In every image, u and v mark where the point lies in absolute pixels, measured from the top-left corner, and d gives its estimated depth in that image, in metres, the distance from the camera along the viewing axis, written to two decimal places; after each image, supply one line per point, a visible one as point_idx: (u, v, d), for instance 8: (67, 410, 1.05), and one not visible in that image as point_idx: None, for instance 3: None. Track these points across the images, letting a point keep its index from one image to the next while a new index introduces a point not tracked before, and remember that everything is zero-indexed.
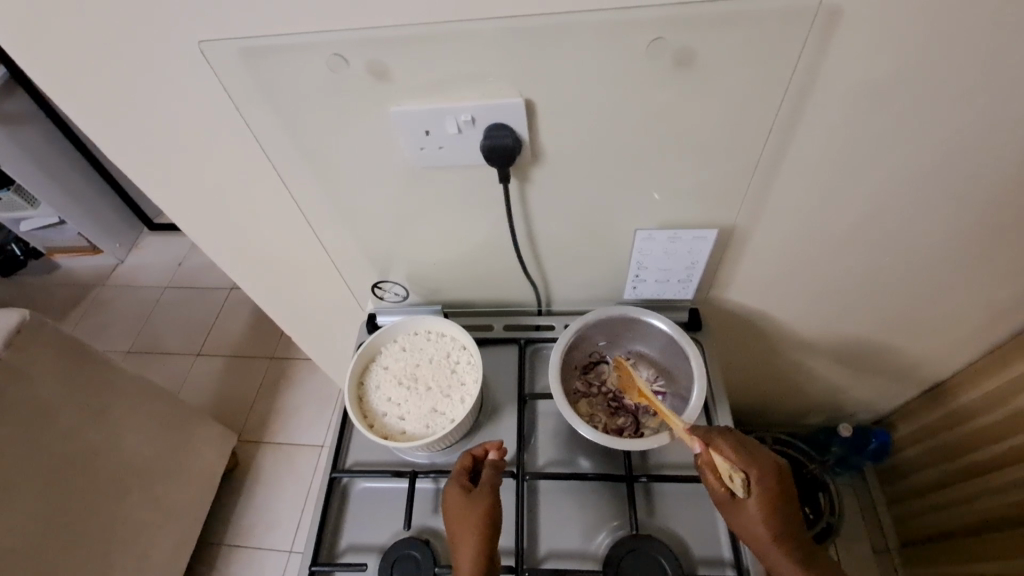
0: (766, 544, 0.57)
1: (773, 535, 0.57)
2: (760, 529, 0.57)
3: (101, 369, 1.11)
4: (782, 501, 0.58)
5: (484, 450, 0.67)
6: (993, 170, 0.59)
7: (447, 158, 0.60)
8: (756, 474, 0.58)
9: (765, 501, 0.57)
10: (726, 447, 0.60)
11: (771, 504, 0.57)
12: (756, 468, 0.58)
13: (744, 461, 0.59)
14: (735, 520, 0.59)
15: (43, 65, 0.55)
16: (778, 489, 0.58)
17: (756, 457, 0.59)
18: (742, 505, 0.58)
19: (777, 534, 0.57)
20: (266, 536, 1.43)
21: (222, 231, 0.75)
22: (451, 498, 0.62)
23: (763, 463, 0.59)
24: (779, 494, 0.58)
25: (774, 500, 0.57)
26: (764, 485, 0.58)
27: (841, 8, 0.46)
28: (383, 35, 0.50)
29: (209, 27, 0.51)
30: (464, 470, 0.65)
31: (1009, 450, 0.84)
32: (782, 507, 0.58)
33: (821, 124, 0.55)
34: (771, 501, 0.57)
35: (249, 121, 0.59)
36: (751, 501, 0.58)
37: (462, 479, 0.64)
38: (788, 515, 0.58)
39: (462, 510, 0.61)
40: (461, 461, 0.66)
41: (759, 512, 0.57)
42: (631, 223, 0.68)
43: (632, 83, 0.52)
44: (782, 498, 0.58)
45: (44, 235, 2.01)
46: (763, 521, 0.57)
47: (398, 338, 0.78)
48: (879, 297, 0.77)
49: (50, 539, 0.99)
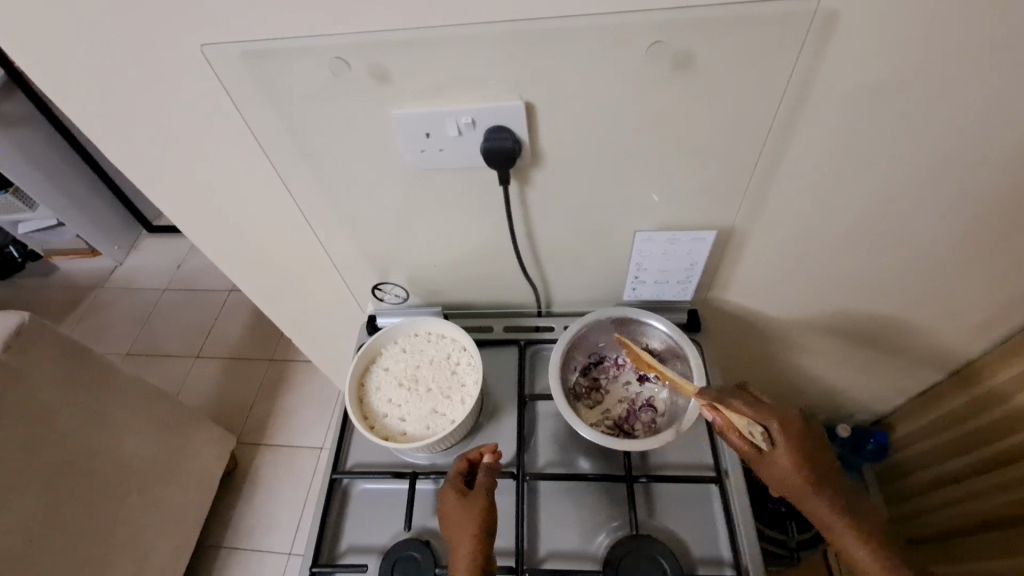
0: (802, 488, 0.57)
1: (807, 477, 0.57)
2: (793, 475, 0.57)
3: (101, 370, 1.11)
4: (808, 445, 0.58)
5: (478, 454, 0.66)
6: (988, 173, 0.59)
7: (447, 160, 0.60)
8: (775, 425, 0.58)
9: (793, 449, 0.57)
10: (739, 405, 0.60)
11: (797, 450, 0.57)
12: (775, 418, 0.58)
13: (761, 414, 0.59)
14: (767, 472, 0.59)
15: (46, 69, 0.56)
16: (801, 434, 0.58)
17: (773, 408, 0.59)
18: (771, 457, 0.58)
19: (810, 477, 0.57)
20: (265, 537, 1.43)
21: (223, 234, 0.75)
22: (446, 502, 0.63)
23: (780, 412, 0.59)
24: (805, 439, 0.58)
25: (799, 445, 0.57)
26: (786, 434, 0.58)
27: (838, 12, 0.47)
28: (382, 38, 0.51)
29: (210, 28, 0.51)
30: (459, 474, 0.65)
31: (1004, 451, 0.85)
32: (810, 450, 0.57)
33: (819, 126, 0.56)
34: (798, 447, 0.57)
35: (248, 121, 0.59)
36: (777, 451, 0.58)
37: (456, 483, 0.64)
38: (818, 456, 0.58)
39: (456, 516, 0.61)
40: (456, 464, 0.66)
41: (789, 459, 0.57)
42: (630, 225, 0.68)
43: (631, 86, 0.53)
44: (807, 441, 0.58)
45: (43, 238, 2.01)
46: (793, 466, 0.57)
47: (398, 339, 0.78)
48: (878, 297, 0.77)
49: (49, 540, 0.99)
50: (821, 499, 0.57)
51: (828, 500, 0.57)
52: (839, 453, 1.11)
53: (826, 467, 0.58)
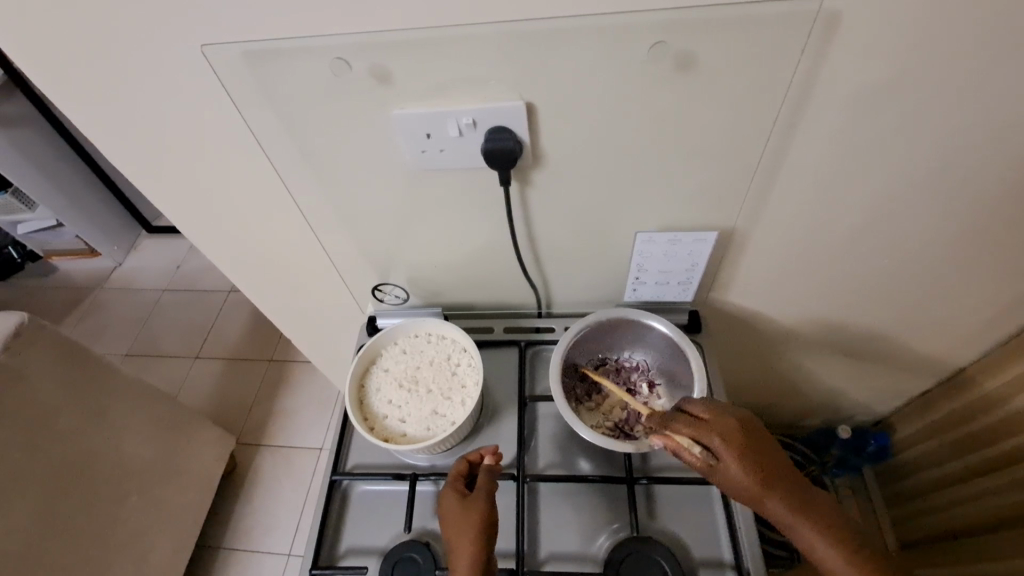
0: (760, 498, 0.55)
1: (761, 486, 0.55)
2: (747, 485, 0.55)
3: (100, 370, 1.10)
4: (755, 451, 0.56)
5: (479, 455, 0.67)
6: (990, 174, 0.59)
7: (448, 161, 0.60)
8: (716, 438, 0.57)
9: (738, 458, 0.56)
10: (680, 426, 0.59)
11: (744, 458, 0.55)
12: (715, 431, 0.57)
13: (701, 430, 0.58)
14: (724, 487, 0.57)
15: (46, 69, 0.55)
16: (745, 441, 0.57)
17: (713, 422, 0.59)
18: (722, 472, 0.56)
19: (764, 482, 0.55)
20: (265, 538, 1.43)
21: (223, 234, 0.75)
22: (446, 503, 0.62)
23: (719, 425, 0.58)
24: (750, 448, 0.56)
25: (744, 453, 0.56)
26: (729, 444, 0.56)
27: (840, 12, 0.47)
28: (383, 38, 0.50)
29: (211, 28, 0.51)
30: (459, 476, 0.65)
31: (1005, 452, 0.84)
32: (758, 455, 0.56)
33: (821, 127, 0.55)
34: (743, 455, 0.56)
35: (248, 121, 0.59)
36: (726, 464, 0.56)
37: (456, 484, 0.64)
38: (768, 460, 0.56)
39: (457, 516, 0.61)
40: (456, 466, 0.66)
41: (739, 470, 0.55)
42: (631, 226, 0.68)
43: (632, 86, 0.53)
44: (753, 448, 0.56)
45: (43, 238, 2.01)
46: (745, 476, 0.55)
47: (398, 340, 0.78)
48: (878, 299, 0.77)
49: (49, 541, 0.99)
50: (783, 505, 0.54)
51: (788, 505, 0.54)
52: (840, 454, 1.11)
53: (779, 470, 0.56)
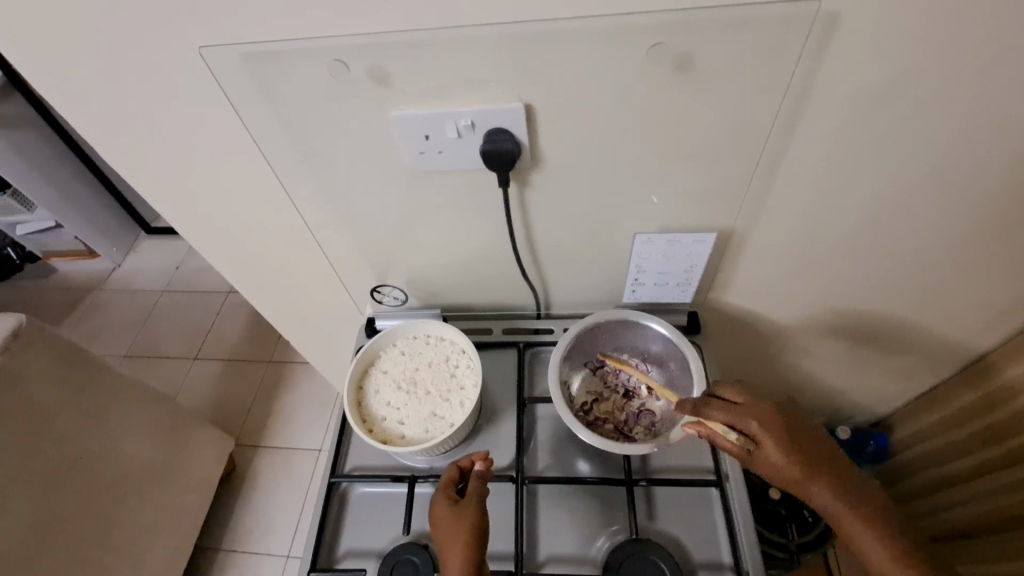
0: (799, 479, 0.56)
1: (800, 466, 0.55)
2: (782, 466, 0.56)
3: (98, 372, 1.10)
4: (793, 433, 0.57)
5: (470, 461, 0.67)
6: (990, 173, 0.59)
7: (447, 163, 0.60)
8: (751, 421, 0.58)
9: (775, 438, 0.57)
10: (713, 410, 0.60)
11: (778, 439, 0.57)
12: (749, 415, 0.59)
13: (736, 414, 0.59)
14: (762, 469, 0.58)
15: (44, 71, 0.55)
16: (780, 425, 0.58)
17: (748, 406, 0.60)
18: (759, 453, 0.58)
19: (800, 464, 0.55)
20: (264, 540, 1.43)
21: (221, 236, 0.75)
22: (438, 510, 0.62)
23: (755, 408, 0.59)
24: (787, 429, 0.57)
25: (778, 434, 0.57)
26: (764, 427, 0.58)
27: (840, 13, 0.47)
28: (382, 40, 0.50)
29: (209, 30, 0.51)
30: (451, 482, 0.65)
31: (1005, 452, 0.84)
32: (794, 437, 0.57)
33: (821, 128, 0.55)
34: (778, 436, 0.57)
35: (247, 123, 0.58)
36: (760, 446, 0.57)
37: (448, 490, 0.64)
38: (806, 443, 0.57)
39: (448, 521, 0.60)
40: (448, 472, 0.66)
41: (776, 450, 0.56)
42: (630, 228, 0.68)
43: (632, 88, 0.53)
44: (790, 429, 0.57)
45: (41, 239, 2.01)
46: (782, 456, 0.56)
47: (397, 342, 0.78)
48: (877, 300, 0.77)
49: (47, 543, 0.99)
50: (820, 486, 0.55)
51: (826, 487, 0.55)
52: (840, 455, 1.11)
53: (818, 452, 0.56)
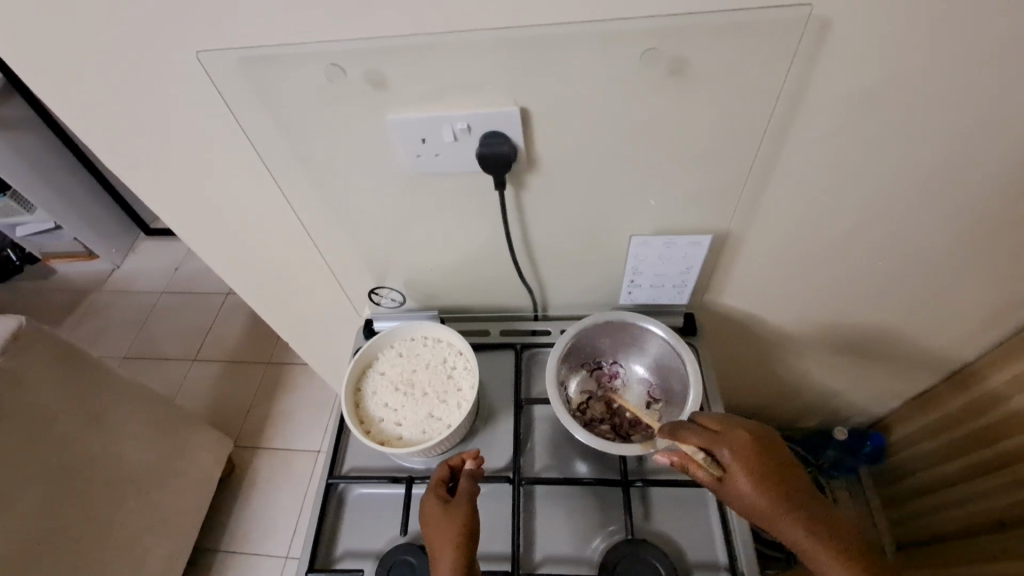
0: (770, 511, 0.55)
1: (772, 499, 0.56)
2: (753, 500, 0.56)
3: (97, 373, 1.10)
4: (764, 465, 0.57)
5: (461, 460, 0.67)
6: (982, 176, 0.59)
7: (444, 166, 0.60)
8: (725, 450, 0.58)
9: (748, 469, 0.57)
10: (688, 437, 0.60)
11: (750, 472, 0.57)
12: (723, 444, 0.59)
13: (711, 442, 0.59)
14: (732, 498, 0.58)
15: (42, 74, 0.56)
16: (754, 455, 0.58)
17: (722, 435, 0.60)
18: (731, 483, 0.57)
19: (771, 499, 0.56)
20: (263, 541, 1.43)
21: (219, 238, 0.75)
22: (427, 509, 0.62)
23: (729, 437, 0.59)
24: (759, 461, 0.57)
25: (750, 467, 0.57)
26: (737, 457, 0.58)
27: (831, 17, 0.47)
28: (378, 45, 0.51)
29: (207, 35, 0.51)
30: (440, 481, 0.65)
31: (1001, 452, 0.84)
32: (765, 470, 0.57)
33: (814, 131, 0.56)
34: (751, 468, 0.57)
35: (244, 127, 0.59)
36: (732, 477, 0.57)
37: (438, 490, 0.64)
38: (777, 476, 0.57)
39: (438, 521, 0.60)
40: (438, 472, 0.66)
41: (748, 482, 0.56)
42: (626, 230, 0.68)
43: (627, 91, 0.53)
44: (761, 460, 0.57)
45: (40, 241, 2.01)
46: (755, 488, 0.56)
47: (394, 343, 0.78)
48: (871, 301, 0.78)
49: (47, 544, 0.99)
50: (791, 521, 0.55)
51: (796, 522, 0.55)
52: (837, 456, 1.11)
53: (789, 485, 0.57)
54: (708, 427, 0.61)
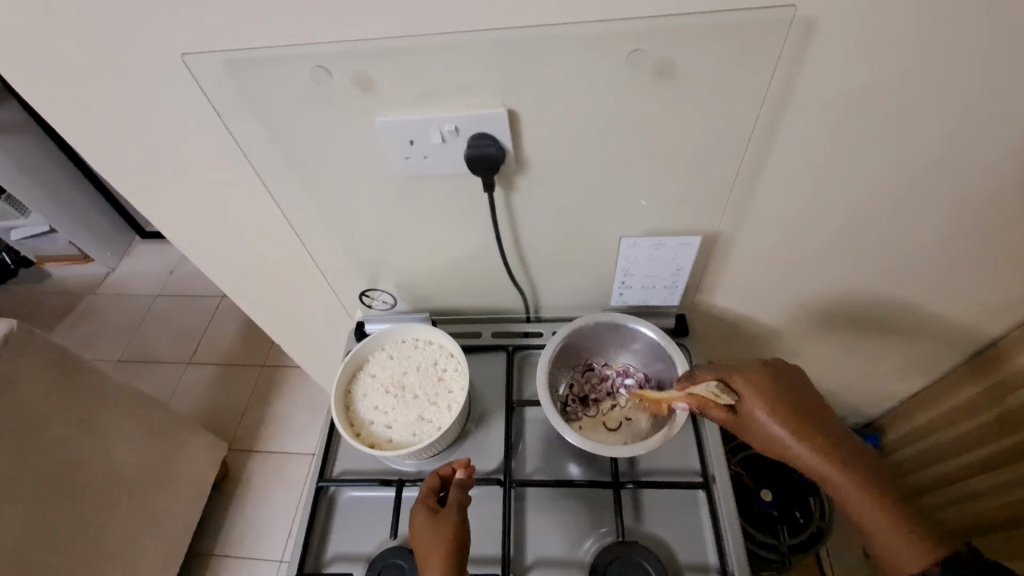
0: (784, 441, 0.58)
1: (786, 426, 0.58)
2: (767, 425, 0.59)
3: (90, 378, 1.10)
4: (782, 395, 0.59)
5: (451, 470, 0.67)
6: (972, 175, 0.59)
7: (433, 168, 0.60)
8: (743, 383, 0.61)
9: (762, 400, 0.59)
10: (704, 373, 0.64)
11: (767, 399, 0.59)
12: (740, 375, 0.62)
13: (726, 375, 0.63)
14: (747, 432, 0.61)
15: (27, 77, 0.55)
16: (774, 388, 0.60)
17: (737, 367, 0.63)
18: (746, 415, 0.60)
19: (787, 423, 0.58)
20: (257, 545, 1.42)
21: (209, 241, 0.75)
22: (416, 519, 0.62)
23: (745, 369, 0.62)
24: (777, 392, 0.60)
25: (766, 394, 0.60)
26: (752, 385, 0.61)
27: (816, 18, 0.47)
28: (364, 47, 0.51)
29: (193, 37, 0.51)
30: (431, 490, 0.65)
31: (997, 453, 0.85)
32: (780, 397, 0.59)
33: (802, 130, 0.56)
34: (766, 394, 0.60)
35: (230, 130, 0.59)
36: (747, 404, 0.60)
37: (428, 500, 0.64)
38: (795, 405, 0.59)
39: (427, 531, 0.60)
40: (428, 481, 0.66)
41: (761, 411, 0.59)
42: (616, 231, 0.68)
43: (613, 92, 0.53)
44: (777, 391, 0.60)
45: (34, 244, 2.01)
46: (768, 418, 0.59)
47: (385, 345, 0.78)
48: (865, 300, 0.78)
49: (39, 549, 0.98)
50: (804, 445, 0.57)
51: (809, 446, 0.57)
52: None
53: (811, 416, 0.59)
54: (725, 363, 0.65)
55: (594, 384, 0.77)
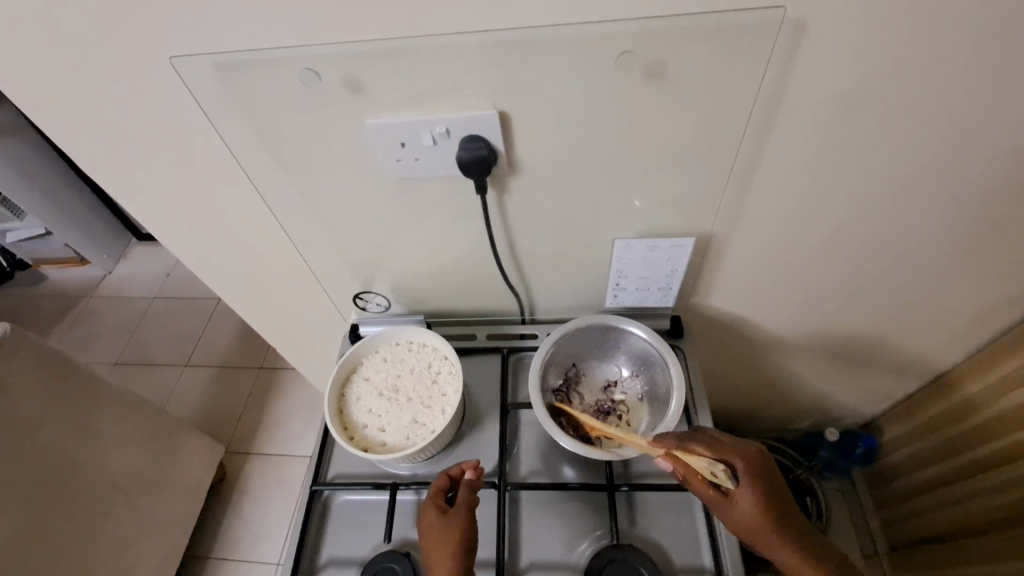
0: (766, 532, 0.58)
1: (772, 520, 0.58)
2: (758, 518, 0.58)
3: (86, 381, 1.10)
4: (771, 486, 0.59)
5: (460, 470, 0.66)
6: (966, 177, 0.59)
7: (424, 170, 0.60)
8: (738, 465, 0.60)
9: (755, 488, 0.59)
10: (700, 447, 0.61)
11: (760, 488, 0.59)
12: (737, 458, 0.60)
13: (724, 455, 0.61)
14: (728, 514, 0.59)
15: (14, 79, 0.55)
16: (764, 476, 0.60)
17: (733, 447, 0.61)
18: (735, 498, 0.59)
19: (776, 517, 0.58)
20: (254, 548, 1.42)
21: (202, 244, 0.75)
22: (425, 521, 0.62)
23: (741, 451, 0.61)
24: (767, 481, 0.59)
25: (761, 484, 0.59)
26: (749, 473, 0.59)
27: (806, 18, 0.47)
28: (354, 49, 0.50)
29: (181, 39, 0.51)
30: (440, 491, 0.65)
31: (994, 451, 0.84)
32: (773, 490, 0.59)
33: (795, 131, 0.55)
34: (761, 485, 0.59)
35: (221, 133, 0.59)
36: (742, 491, 0.59)
37: (437, 500, 0.63)
38: (780, 499, 0.59)
39: (436, 534, 0.60)
40: (438, 482, 0.65)
41: (753, 500, 0.58)
42: (610, 232, 0.68)
43: (605, 92, 0.52)
44: (767, 481, 0.59)
45: (31, 247, 2.01)
46: (758, 508, 0.58)
47: (379, 348, 0.78)
48: (860, 301, 0.77)
49: (34, 555, 0.98)
50: (784, 540, 0.58)
51: (791, 544, 0.58)
52: (829, 458, 1.11)
53: (790, 511, 0.59)
54: (716, 438, 0.63)
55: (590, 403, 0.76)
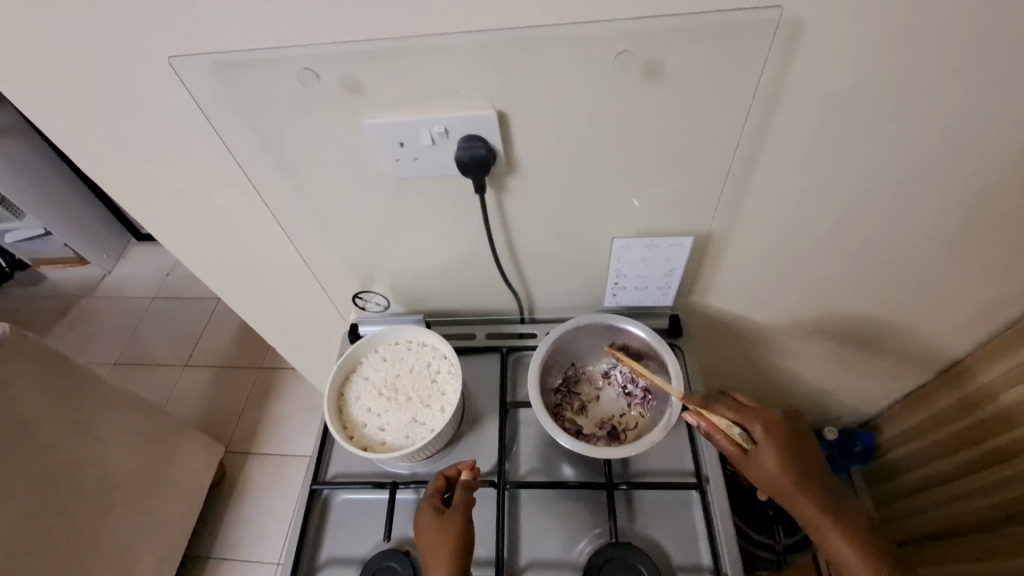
0: (787, 490, 0.59)
1: (792, 477, 0.59)
2: (778, 476, 0.59)
3: (86, 381, 1.10)
4: (792, 445, 0.60)
5: (457, 471, 0.66)
6: (964, 175, 0.59)
7: (423, 169, 0.60)
8: (760, 425, 0.61)
9: (775, 446, 0.60)
10: (722, 409, 0.63)
11: (782, 447, 0.60)
12: (757, 422, 0.62)
13: (746, 416, 0.62)
14: (750, 472, 0.61)
15: (12, 79, 0.55)
16: (786, 437, 0.61)
17: (755, 408, 0.63)
18: (755, 457, 0.60)
19: (796, 476, 0.59)
20: (254, 547, 1.42)
21: (201, 244, 0.75)
22: (422, 522, 0.62)
23: (764, 415, 0.62)
24: (789, 441, 0.60)
25: (783, 446, 0.60)
26: (771, 433, 0.61)
27: (803, 18, 0.47)
28: (352, 49, 0.50)
29: (181, 39, 0.51)
30: (436, 492, 0.64)
31: (993, 450, 0.84)
32: (795, 450, 0.60)
33: (793, 130, 0.56)
34: (782, 445, 0.60)
35: (220, 133, 0.59)
36: (762, 450, 0.60)
37: (433, 501, 0.63)
38: (802, 459, 0.60)
39: (432, 535, 0.60)
40: (434, 482, 0.65)
41: (774, 458, 0.59)
42: (609, 231, 0.68)
43: (603, 91, 0.52)
44: (790, 442, 0.60)
45: (30, 247, 2.01)
46: (778, 465, 0.59)
47: (379, 347, 0.78)
48: (859, 299, 0.77)
49: (34, 554, 0.98)
50: (807, 499, 0.58)
51: (815, 502, 0.58)
52: (828, 456, 1.11)
53: (813, 471, 0.60)
54: (740, 403, 0.64)
55: (594, 398, 0.76)
